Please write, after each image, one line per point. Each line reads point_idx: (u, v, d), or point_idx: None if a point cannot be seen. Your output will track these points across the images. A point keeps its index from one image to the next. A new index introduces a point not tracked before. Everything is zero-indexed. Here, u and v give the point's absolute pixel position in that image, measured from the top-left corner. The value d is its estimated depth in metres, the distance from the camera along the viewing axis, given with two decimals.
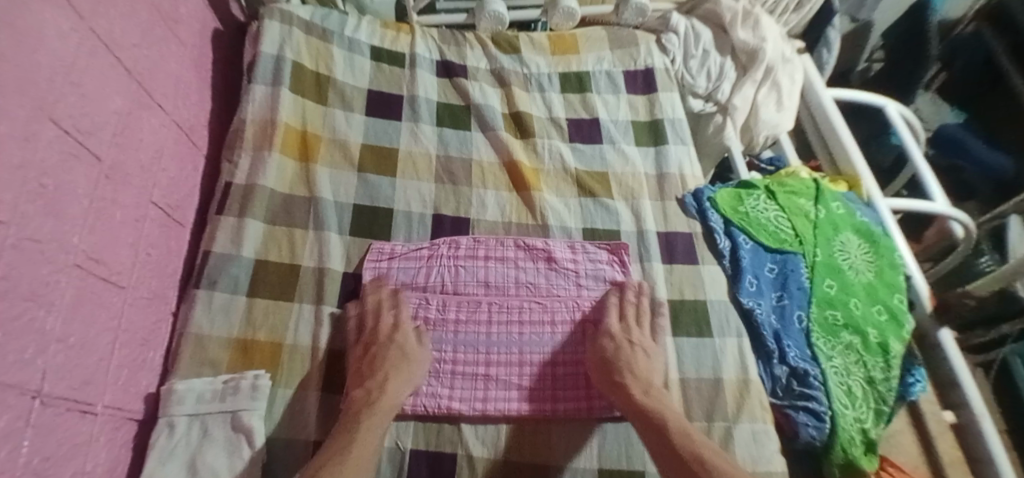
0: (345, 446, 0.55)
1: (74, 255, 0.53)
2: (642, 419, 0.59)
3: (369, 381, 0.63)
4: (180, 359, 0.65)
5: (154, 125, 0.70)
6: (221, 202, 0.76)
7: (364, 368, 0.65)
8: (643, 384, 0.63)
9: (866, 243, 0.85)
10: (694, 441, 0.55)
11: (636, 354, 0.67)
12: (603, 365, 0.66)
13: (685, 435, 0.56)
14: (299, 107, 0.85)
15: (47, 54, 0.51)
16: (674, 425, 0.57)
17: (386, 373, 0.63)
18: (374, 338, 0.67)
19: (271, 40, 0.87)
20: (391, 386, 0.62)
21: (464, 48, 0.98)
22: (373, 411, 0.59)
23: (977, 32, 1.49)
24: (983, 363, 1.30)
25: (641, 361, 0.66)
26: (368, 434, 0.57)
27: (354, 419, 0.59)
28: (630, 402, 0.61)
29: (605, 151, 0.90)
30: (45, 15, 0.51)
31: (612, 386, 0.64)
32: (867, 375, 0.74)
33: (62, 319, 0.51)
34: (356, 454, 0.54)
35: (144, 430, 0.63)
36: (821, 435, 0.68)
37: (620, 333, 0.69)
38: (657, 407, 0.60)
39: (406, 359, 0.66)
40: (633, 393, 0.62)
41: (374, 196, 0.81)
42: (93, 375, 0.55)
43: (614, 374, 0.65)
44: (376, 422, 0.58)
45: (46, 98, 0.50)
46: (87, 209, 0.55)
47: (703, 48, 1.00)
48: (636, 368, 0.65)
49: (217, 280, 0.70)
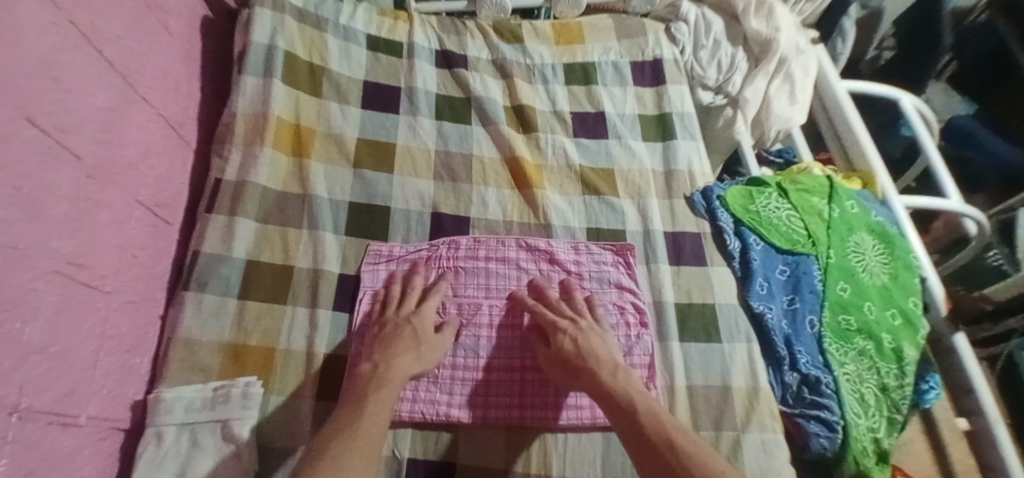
0: (354, 415, 0.55)
1: (55, 260, 0.50)
2: (608, 405, 0.58)
3: (377, 355, 0.62)
4: (168, 366, 0.62)
5: (140, 120, 0.66)
6: (211, 200, 0.73)
7: (378, 341, 0.64)
8: (608, 366, 0.62)
9: (881, 244, 0.81)
10: (666, 425, 0.54)
11: (593, 341, 0.65)
12: (557, 352, 0.64)
13: (654, 420, 0.55)
14: (291, 100, 0.81)
15: (22, 48, 0.47)
16: (643, 408, 0.56)
17: (397, 350, 0.62)
18: (388, 321, 0.67)
19: (262, 29, 0.83)
20: (399, 363, 0.61)
21: (465, 37, 0.94)
22: (384, 384, 0.59)
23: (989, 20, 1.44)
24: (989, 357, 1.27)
25: (597, 344, 0.64)
26: (378, 405, 0.56)
27: (360, 395, 0.57)
28: (594, 386, 0.60)
29: (611, 147, 0.87)
30: (21, 6, 0.47)
31: (573, 373, 0.62)
32: (880, 382, 0.71)
33: (44, 329, 0.48)
34: (368, 427, 0.53)
35: (132, 439, 0.61)
36: (832, 445, 0.66)
37: (565, 322, 0.66)
38: (621, 388, 0.59)
39: (416, 342, 0.64)
40: (600, 377, 0.60)
41: (370, 193, 0.78)
42: (76, 386, 0.52)
43: (572, 362, 0.63)
44: (386, 397, 0.58)
45: (22, 96, 0.46)
46: (69, 211, 0.53)
47: (714, 38, 0.96)
48: (596, 353, 0.63)
49: (206, 281, 0.68)
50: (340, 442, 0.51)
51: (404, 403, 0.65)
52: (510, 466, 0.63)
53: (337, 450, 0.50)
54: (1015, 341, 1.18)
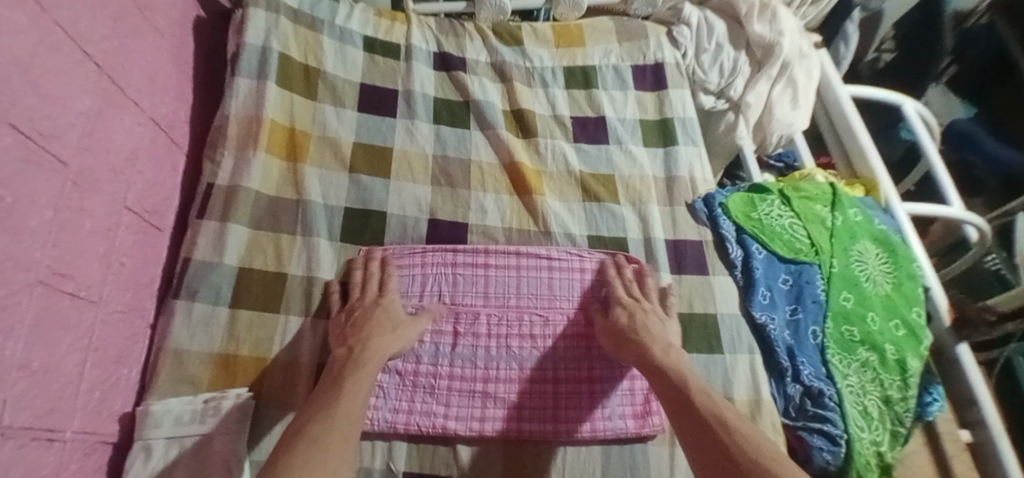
0: (333, 397, 0.53)
1: (36, 272, 0.48)
2: (658, 376, 0.58)
3: (352, 338, 0.61)
4: (157, 378, 0.61)
5: (128, 124, 0.65)
6: (202, 205, 0.72)
7: (351, 327, 0.63)
8: (660, 344, 0.62)
9: (884, 253, 0.80)
10: (716, 402, 0.53)
11: (649, 319, 0.65)
12: (614, 328, 0.65)
13: (705, 396, 0.54)
14: (286, 102, 0.80)
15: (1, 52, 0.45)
16: (695, 386, 0.55)
17: (371, 331, 0.62)
18: (355, 308, 0.66)
19: (256, 29, 0.82)
20: (375, 343, 0.60)
21: (463, 39, 0.92)
22: (359, 365, 0.58)
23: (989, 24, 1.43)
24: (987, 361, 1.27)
25: (653, 322, 0.65)
26: (355, 387, 0.55)
27: (337, 378, 0.56)
28: (643, 358, 0.60)
29: (612, 152, 0.86)
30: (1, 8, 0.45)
31: (625, 345, 0.63)
32: (883, 394, 0.70)
33: (24, 344, 0.46)
34: (345, 406, 0.52)
35: (119, 453, 0.59)
36: (835, 459, 0.65)
37: (628, 297, 0.68)
38: (675, 366, 0.58)
39: (390, 323, 0.64)
40: (651, 350, 0.60)
41: (365, 199, 0.77)
42: (60, 401, 0.51)
43: (624, 332, 0.63)
44: (363, 378, 0.56)
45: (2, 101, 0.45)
46: (51, 221, 0.51)
47: (716, 42, 0.95)
48: (650, 329, 0.64)
49: (197, 289, 0.66)
50: (315, 424, 0.50)
51: (399, 414, 0.64)
52: None
53: (316, 431, 0.49)
54: (1012, 345, 1.17)
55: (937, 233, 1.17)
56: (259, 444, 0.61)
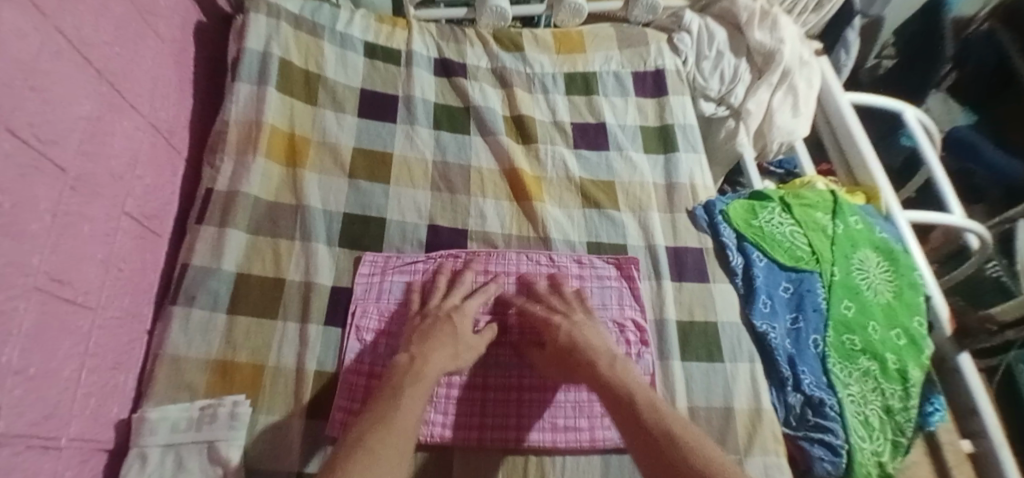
0: (391, 407, 0.53)
1: (34, 277, 0.48)
2: (604, 392, 0.57)
3: (416, 348, 0.61)
4: (154, 384, 0.61)
5: (128, 129, 0.64)
6: (201, 210, 0.72)
7: (418, 335, 0.63)
8: (606, 356, 0.61)
9: (885, 261, 0.80)
10: (664, 414, 0.53)
11: (589, 331, 0.64)
12: (555, 346, 0.64)
13: (652, 408, 0.53)
14: (286, 108, 0.79)
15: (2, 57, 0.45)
16: (640, 398, 0.55)
17: (435, 345, 0.61)
18: (430, 314, 0.66)
19: (257, 35, 0.82)
20: (435, 359, 0.60)
21: (464, 45, 0.92)
22: (418, 379, 0.57)
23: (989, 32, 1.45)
24: (989, 369, 1.26)
25: (591, 334, 0.64)
26: (414, 401, 0.54)
27: (395, 388, 0.56)
28: (592, 375, 0.59)
29: (612, 159, 0.85)
30: (3, 13, 0.45)
31: (572, 365, 0.62)
32: (884, 404, 0.70)
33: (21, 350, 0.46)
34: (402, 419, 0.52)
35: (115, 460, 0.59)
36: (836, 469, 0.64)
37: (558, 317, 0.66)
38: (620, 380, 0.57)
39: (455, 339, 0.63)
40: (599, 369, 0.59)
41: (365, 205, 0.76)
42: (56, 408, 0.50)
43: (566, 352, 0.63)
44: (422, 392, 0.56)
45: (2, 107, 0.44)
46: (50, 226, 0.50)
47: (716, 49, 0.95)
48: (591, 343, 0.63)
49: (195, 295, 0.66)
50: (374, 433, 0.50)
51: None
52: None
53: (372, 442, 0.49)
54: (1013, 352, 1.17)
55: (936, 242, 1.16)
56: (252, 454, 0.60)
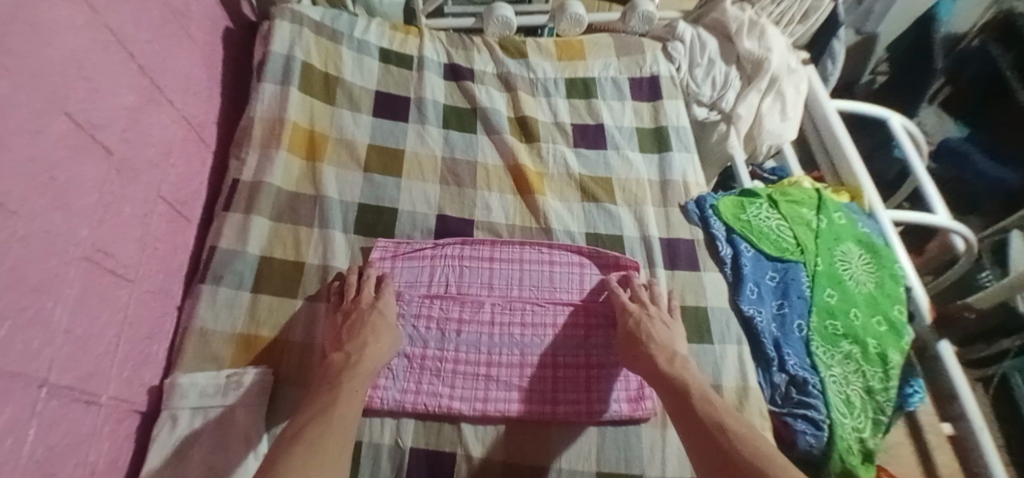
0: (329, 404, 0.57)
1: (82, 248, 0.53)
2: (664, 386, 0.62)
3: (349, 344, 0.64)
4: (183, 354, 0.65)
5: (164, 122, 0.70)
6: (228, 198, 0.77)
7: (347, 330, 0.66)
8: (667, 352, 0.65)
9: (867, 254, 0.85)
10: (718, 409, 0.58)
11: (655, 325, 0.68)
12: (624, 332, 0.68)
13: (706, 402, 0.58)
14: (306, 106, 0.86)
15: (56, 50, 0.51)
16: (696, 392, 0.60)
17: (366, 337, 0.65)
18: (351, 310, 0.68)
19: (281, 40, 0.88)
20: (372, 350, 0.64)
21: (472, 52, 0.99)
22: (354, 374, 0.61)
23: (983, 45, 1.52)
24: (983, 379, 1.30)
25: (661, 330, 0.68)
26: (352, 394, 0.59)
27: (333, 383, 0.60)
28: (651, 369, 0.64)
29: (610, 158, 0.91)
30: (58, 10, 0.51)
31: (635, 356, 0.66)
32: (865, 385, 0.74)
33: (68, 311, 0.51)
34: (341, 411, 0.57)
35: (148, 422, 0.63)
36: (818, 443, 0.68)
37: (635, 307, 0.70)
38: (680, 376, 0.62)
39: (385, 327, 0.67)
40: (657, 360, 0.64)
41: (378, 196, 0.82)
42: (97, 368, 0.55)
43: (634, 337, 0.67)
44: (358, 386, 0.60)
45: (56, 93, 0.50)
46: (96, 202, 0.56)
47: (708, 57, 1.01)
48: (658, 337, 0.67)
49: (222, 275, 0.71)
50: (313, 427, 0.54)
51: (407, 394, 0.68)
52: (507, 459, 0.65)
53: (312, 434, 0.54)
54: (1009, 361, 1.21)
55: (931, 252, 1.21)
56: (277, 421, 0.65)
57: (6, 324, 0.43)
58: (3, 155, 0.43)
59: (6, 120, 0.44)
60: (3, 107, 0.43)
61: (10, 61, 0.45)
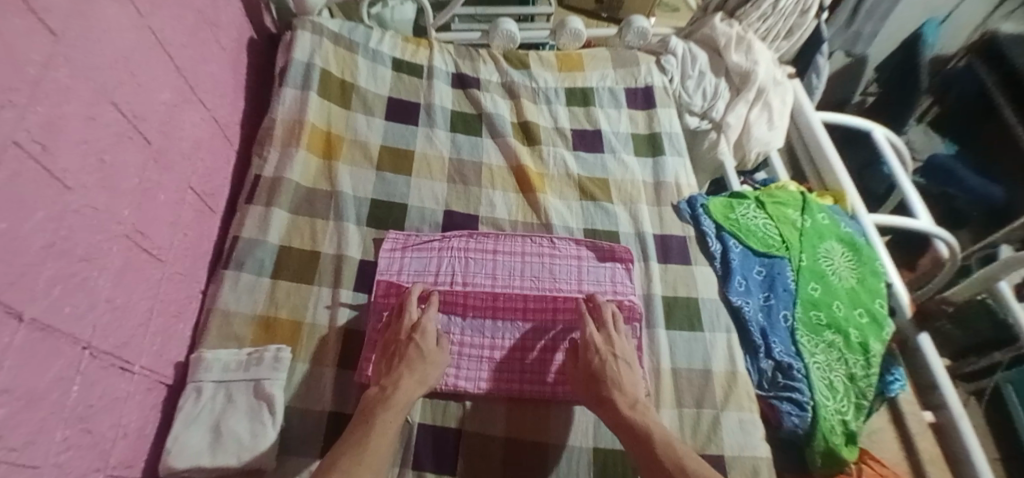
0: (362, 437, 0.58)
1: (123, 226, 0.59)
2: (627, 434, 0.61)
3: (384, 379, 0.65)
4: (207, 332, 0.70)
5: (195, 119, 0.77)
6: (250, 192, 0.83)
7: (386, 366, 0.67)
8: (629, 397, 0.65)
9: (849, 252, 0.90)
10: (680, 454, 0.57)
11: (620, 367, 0.67)
12: (586, 369, 0.68)
13: (669, 446, 0.58)
14: (324, 110, 0.92)
15: (108, 45, 0.57)
16: (659, 437, 0.60)
17: (401, 373, 0.65)
18: (392, 340, 0.70)
19: (303, 49, 0.95)
20: (404, 385, 0.64)
21: (478, 63, 1.05)
22: (387, 407, 0.61)
23: (969, 65, 1.61)
24: (975, 391, 1.33)
25: (624, 373, 0.67)
26: (385, 426, 0.59)
27: (367, 416, 0.61)
28: (615, 416, 0.63)
29: (607, 160, 0.97)
30: (111, 10, 0.58)
31: (598, 396, 0.66)
32: (848, 371, 0.78)
33: (111, 281, 0.56)
34: (374, 446, 0.57)
35: (174, 395, 0.68)
36: (803, 424, 0.73)
37: (598, 339, 0.70)
38: (642, 420, 0.62)
39: (421, 360, 0.67)
40: (620, 408, 0.64)
41: (390, 192, 0.88)
42: (132, 338, 0.60)
43: (594, 373, 0.67)
44: (393, 417, 0.61)
45: (106, 84, 0.56)
46: (137, 186, 0.61)
47: (699, 70, 1.08)
48: (622, 382, 0.66)
49: (244, 262, 0.76)
50: (344, 459, 0.55)
51: None
52: (509, 434, 0.69)
53: (345, 470, 0.54)
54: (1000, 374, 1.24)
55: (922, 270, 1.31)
56: (292, 400, 0.69)
57: (57, 286, 0.48)
58: (60, 136, 0.49)
59: (64, 105, 0.49)
60: (63, 93, 0.49)
61: (70, 53, 0.50)
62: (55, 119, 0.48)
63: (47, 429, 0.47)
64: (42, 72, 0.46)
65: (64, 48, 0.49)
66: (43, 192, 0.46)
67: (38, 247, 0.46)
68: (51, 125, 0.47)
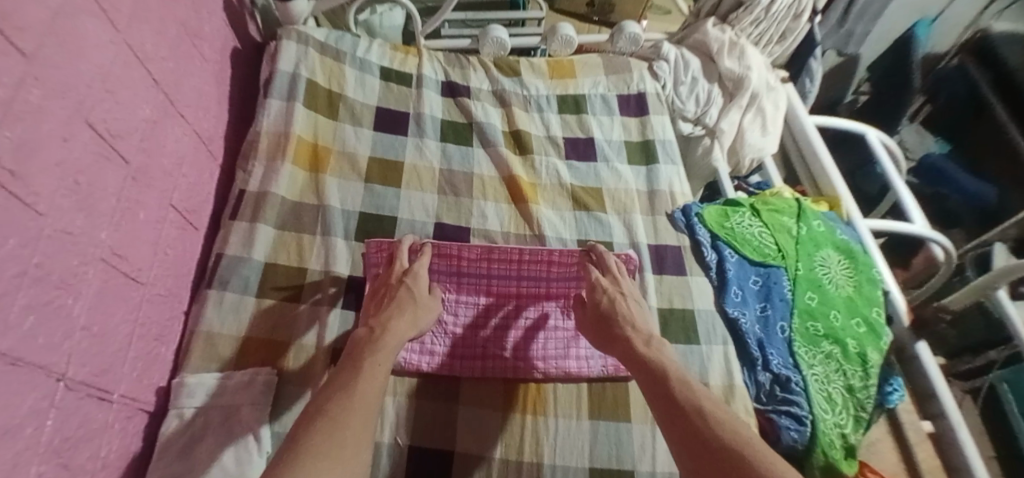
0: (352, 378, 0.55)
1: (100, 250, 0.56)
2: (641, 367, 0.60)
3: (373, 320, 0.64)
4: (190, 356, 0.68)
5: (177, 134, 0.74)
6: (235, 208, 0.81)
7: (375, 309, 0.67)
8: (644, 335, 0.64)
9: (845, 259, 0.89)
10: (695, 391, 0.54)
11: (629, 305, 0.69)
12: (596, 311, 0.69)
13: (684, 385, 0.55)
14: (310, 122, 0.90)
15: (84, 64, 0.55)
16: (673, 374, 0.57)
17: (391, 314, 0.65)
18: (383, 285, 0.71)
19: (288, 58, 0.93)
20: (393, 326, 0.63)
21: (468, 70, 1.04)
22: (377, 346, 0.60)
23: (961, 65, 1.62)
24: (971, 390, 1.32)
25: (635, 314, 0.68)
26: (373, 369, 0.56)
27: (356, 361, 0.57)
28: (629, 351, 0.63)
29: (600, 169, 0.95)
30: (86, 27, 0.55)
31: (610, 335, 0.66)
32: (846, 383, 0.77)
33: (88, 308, 0.54)
34: (363, 388, 0.53)
35: (155, 420, 0.66)
36: (802, 438, 0.71)
37: (605, 282, 0.71)
38: (657, 357, 0.60)
39: (412, 302, 0.67)
40: (634, 344, 0.63)
41: (379, 205, 0.86)
42: (111, 365, 0.58)
43: (603, 313, 0.68)
44: (382, 360, 0.58)
45: (82, 103, 0.54)
46: (115, 207, 0.59)
47: (692, 76, 1.06)
48: (635, 321, 0.67)
49: (228, 280, 0.74)
50: (336, 402, 0.51)
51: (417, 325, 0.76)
52: (506, 455, 0.67)
53: (337, 409, 0.50)
54: (996, 373, 1.24)
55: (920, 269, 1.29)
56: (282, 419, 0.67)
57: (30, 316, 0.46)
58: (33, 158, 0.47)
59: (40, 127, 0.48)
60: (37, 114, 0.47)
61: (42, 73, 0.48)
62: (28, 143, 0.46)
63: (22, 465, 0.44)
64: (14, 94, 0.44)
65: (36, 68, 0.47)
66: (15, 218, 0.44)
67: (10, 276, 0.43)
68: (23, 148, 0.45)
